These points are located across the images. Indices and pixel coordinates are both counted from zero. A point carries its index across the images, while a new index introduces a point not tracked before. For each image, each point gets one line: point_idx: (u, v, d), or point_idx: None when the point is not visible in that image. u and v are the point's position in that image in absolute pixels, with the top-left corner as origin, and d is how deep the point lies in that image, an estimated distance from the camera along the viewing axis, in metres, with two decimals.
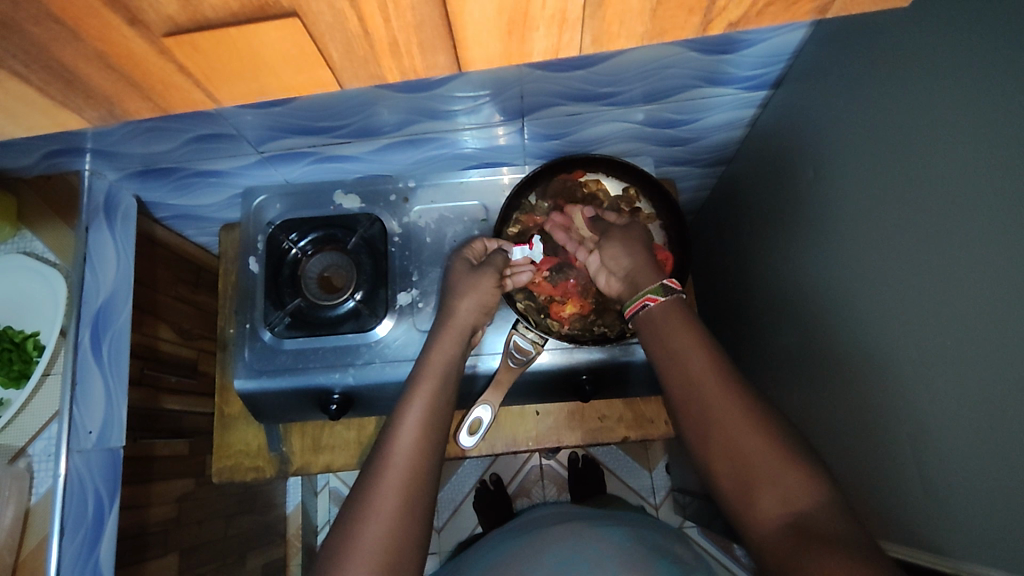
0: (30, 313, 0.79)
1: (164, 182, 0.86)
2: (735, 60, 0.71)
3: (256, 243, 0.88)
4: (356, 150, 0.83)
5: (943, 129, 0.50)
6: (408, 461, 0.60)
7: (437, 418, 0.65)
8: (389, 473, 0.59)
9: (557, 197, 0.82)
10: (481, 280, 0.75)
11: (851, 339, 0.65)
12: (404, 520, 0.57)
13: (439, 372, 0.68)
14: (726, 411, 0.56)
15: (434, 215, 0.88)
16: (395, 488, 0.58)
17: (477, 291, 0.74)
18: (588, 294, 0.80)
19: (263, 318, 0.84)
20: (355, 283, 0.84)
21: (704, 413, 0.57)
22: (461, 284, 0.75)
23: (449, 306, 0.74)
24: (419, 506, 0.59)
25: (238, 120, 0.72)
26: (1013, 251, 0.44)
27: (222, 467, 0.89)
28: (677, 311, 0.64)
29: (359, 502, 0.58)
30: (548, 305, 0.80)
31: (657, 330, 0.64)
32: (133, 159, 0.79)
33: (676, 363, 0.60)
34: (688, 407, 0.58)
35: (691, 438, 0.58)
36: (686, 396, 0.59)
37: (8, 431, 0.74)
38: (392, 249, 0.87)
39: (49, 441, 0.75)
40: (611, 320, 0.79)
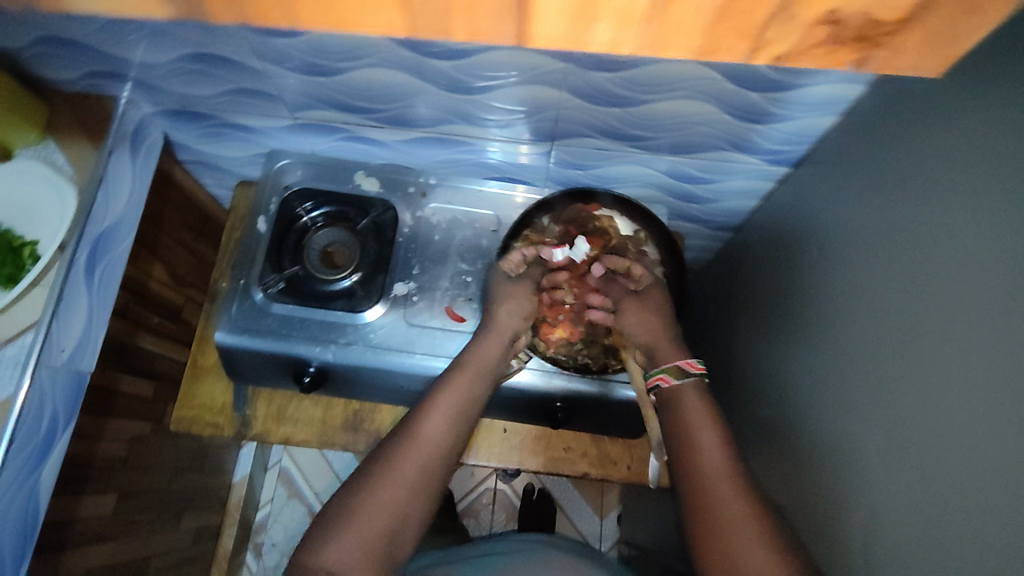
0: (35, 221, 0.78)
1: (195, 126, 0.88)
2: (764, 131, 0.74)
3: (268, 204, 0.88)
4: (388, 136, 0.84)
5: (941, 229, 0.52)
6: (423, 451, 0.64)
7: (466, 418, 0.68)
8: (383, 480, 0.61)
9: (569, 223, 0.82)
10: (520, 290, 0.77)
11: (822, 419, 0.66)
12: (386, 535, 0.59)
13: (475, 372, 0.70)
14: (719, 503, 0.59)
15: (448, 216, 0.89)
16: (389, 500, 0.60)
17: (522, 299, 0.77)
18: (580, 323, 0.80)
19: (258, 278, 0.84)
20: (355, 264, 0.85)
21: (704, 503, 0.59)
22: (509, 295, 0.76)
23: (491, 314, 0.75)
24: (421, 499, 0.62)
25: (280, 82, 0.75)
26: (982, 358, 0.45)
27: (182, 417, 0.89)
28: (692, 394, 0.67)
29: (351, 506, 0.60)
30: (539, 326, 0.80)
31: (670, 408, 0.67)
32: (170, 97, 0.81)
33: (687, 449, 0.63)
34: (693, 496, 0.61)
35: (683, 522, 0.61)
36: (686, 482, 0.62)
37: None
38: (400, 239, 0.88)
39: (24, 346, 0.73)
40: (597, 352, 0.80)
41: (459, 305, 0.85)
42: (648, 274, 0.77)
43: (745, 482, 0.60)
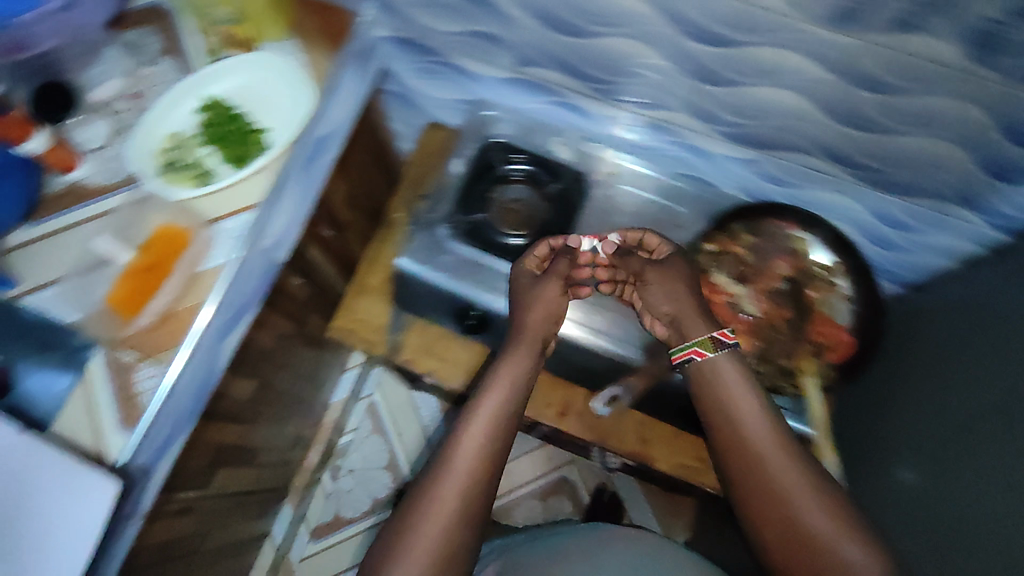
0: (267, 110, 0.80)
1: (417, 61, 0.91)
2: (1006, 192, 0.70)
3: (468, 148, 0.90)
4: (602, 110, 0.85)
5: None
6: (456, 483, 0.61)
7: (500, 434, 0.64)
8: (432, 510, 0.60)
9: (764, 239, 0.80)
10: (546, 282, 0.73)
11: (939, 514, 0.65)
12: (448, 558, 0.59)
13: (505, 386, 0.66)
14: (768, 468, 0.60)
15: (636, 202, 0.88)
16: (441, 525, 0.59)
17: (546, 296, 0.73)
18: (756, 338, 0.76)
19: (446, 215, 0.87)
20: (536, 227, 0.84)
21: (757, 472, 0.60)
22: (533, 294, 0.73)
23: (518, 320, 0.72)
24: (457, 534, 0.59)
25: (523, 33, 0.76)
26: None
27: (340, 327, 0.94)
28: (726, 364, 0.65)
29: (407, 527, 0.59)
30: None
31: (707, 380, 0.65)
32: (408, 27, 0.84)
33: (733, 426, 0.63)
34: (737, 466, 0.62)
35: (743, 509, 0.62)
36: (740, 461, 0.61)
37: (205, 202, 0.75)
38: (588, 206, 0.87)
39: (240, 226, 0.76)
40: (771, 373, 0.75)
41: None
42: (665, 244, 0.76)
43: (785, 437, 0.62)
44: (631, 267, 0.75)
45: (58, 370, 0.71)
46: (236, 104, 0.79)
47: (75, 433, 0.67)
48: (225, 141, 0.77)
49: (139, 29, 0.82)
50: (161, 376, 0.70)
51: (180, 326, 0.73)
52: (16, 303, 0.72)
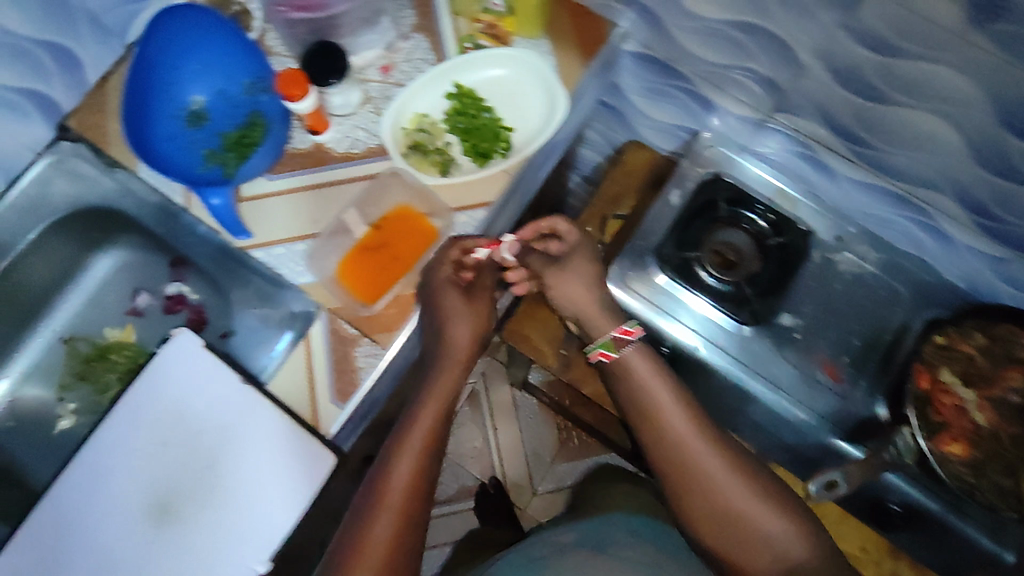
0: (514, 109, 0.78)
1: (653, 80, 0.87)
2: None
3: (688, 180, 0.87)
4: (847, 172, 0.80)
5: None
6: (414, 444, 0.63)
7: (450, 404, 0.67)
8: (401, 455, 0.62)
9: (998, 342, 0.75)
10: (444, 290, 0.70)
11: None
12: (423, 483, 0.62)
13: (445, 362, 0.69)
14: (699, 466, 0.63)
15: (855, 271, 0.83)
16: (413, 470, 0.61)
17: (467, 315, 0.71)
18: (978, 446, 0.73)
19: (657, 247, 0.84)
20: (753, 277, 0.82)
21: (683, 462, 0.64)
22: (445, 309, 0.70)
23: (445, 335, 0.70)
24: (418, 505, 0.61)
25: (803, 80, 0.72)
26: None
27: (514, 331, 0.94)
28: (636, 356, 0.71)
29: (378, 479, 0.61)
30: (936, 430, 0.73)
31: (629, 380, 0.70)
32: (665, 47, 0.80)
33: (654, 403, 0.67)
34: (667, 468, 0.64)
35: (666, 491, 0.65)
36: (658, 435, 0.66)
37: (444, 190, 0.75)
38: (810, 261, 0.83)
39: (472, 221, 0.74)
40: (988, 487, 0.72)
41: (840, 366, 0.80)
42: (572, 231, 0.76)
43: (704, 423, 0.66)
44: (531, 267, 0.77)
45: (277, 329, 0.73)
46: (487, 99, 0.78)
47: (290, 392, 0.70)
48: (473, 134, 0.77)
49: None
50: (377, 357, 0.69)
51: (401, 313, 0.71)
52: (248, 255, 0.74)
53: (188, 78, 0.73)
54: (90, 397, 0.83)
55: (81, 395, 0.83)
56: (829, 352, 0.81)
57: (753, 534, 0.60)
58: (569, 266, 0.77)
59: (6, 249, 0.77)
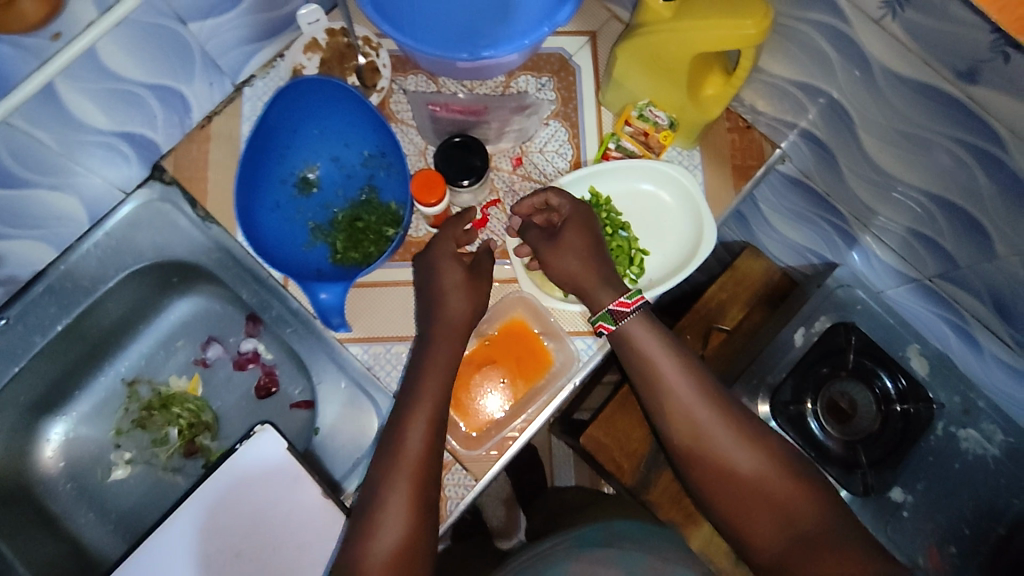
0: (651, 231, 0.71)
1: (793, 202, 0.80)
2: None
3: (815, 321, 0.81)
4: (996, 352, 0.72)
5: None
6: (419, 411, 0.57)
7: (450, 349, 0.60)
8: (415, 410, 0.57)
9: None
10: (446, 263, 0.62)
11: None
12: (439, 425, 0.57)
13: (430, 304, 0.62)
14: (706, 430, 0.57)
15: (979, 452, 0.77)
16: (426, 426, 0.56)
17: (468, 289, 0.62)
18: None
19: (771, 388, 0.79)
20: (867, 443, 0.76)
21: (689, 425, 0.57)
22: (442, 289, 0.61)
23: (440, 309, 0.61)
24: (435, 450, 0.56)
25: (984, 264, 0.65)
26: None
27: (593, 437, 0.85)
28: (638, 317, 0.60)
29: (390, 442, 0.56)
30: None
31: (622, 339, 0.60)
32: (829, 183, 0.73)
33: (650, 372, 0.59)
34: (667, 426, 0.58)
35: (668, 451, 0.59)
36: (657, 400, 0.59)
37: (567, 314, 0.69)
38: (929, 438, 0.77)
39: (588, 352, 0.68)
40: None
41: (942, 554, 0.76)
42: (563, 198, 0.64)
43: (698, 369, 0.59)
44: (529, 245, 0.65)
45: (365, 437, 0.67)
46: (624, 212, 0.71)
47: None
48: None
49: (544, 80, 0.73)
50: (467, 492, 0.64)
51: (497, 445, 0.65)
52: (343, 347, 0.68)
53: (304, 143, 0.70)
54: (146, 447, 0.78)
55: (139, 443, 0.78)
56: (936, 538, 0.76)
57: (769, 500, 0.55)
58: (568, 238, 0.63)
59: (85, 294, 0.70)
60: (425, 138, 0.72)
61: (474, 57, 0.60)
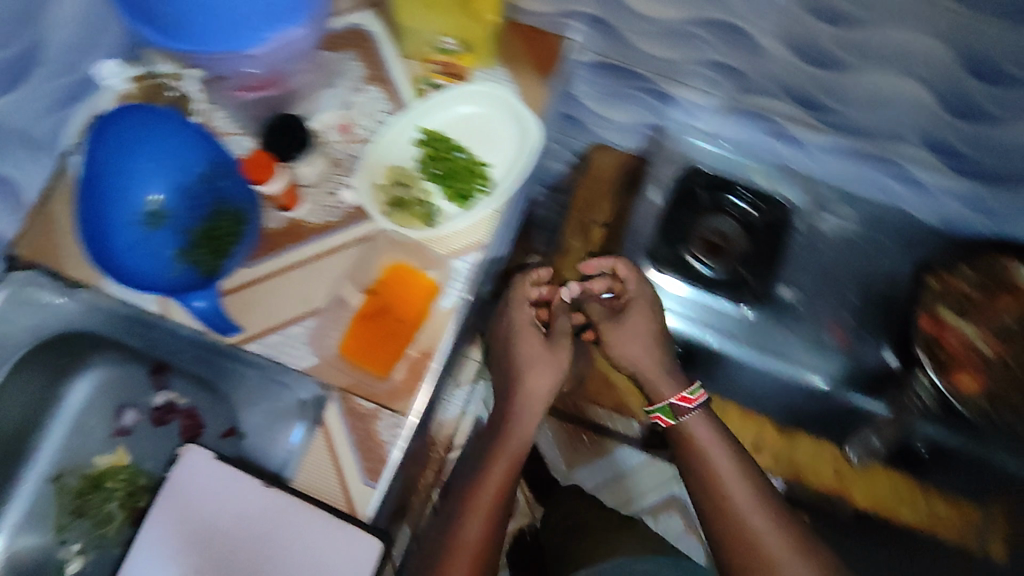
0: (485, 145, 0.77)
1: (609, 84, 0.89)
2: None
3: (667, 177, 0.90)
4: (815, 138, 0.83)
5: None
6: (494, 480, 0.71)
7: (529, 420, 0.75)
8: (492, 467, 0.72)
9: (989, 275, 0.77)
10: (526, 333, 0.77)
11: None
12: (503, 493, 0.71)
13: (530, 392, 0.75)
14: (733, 514, 0.67)
15: (838, 229, 0.87)
16: (495, 480, 0.71)
17: (551, 364, 0.76)
18: (988, 376, 0.76)
19: (648, 246, 0.86)
20: (744, 258, 0.83)
21: (721, 506, 0.68)
22: (523, 360, 0.76)
23: (524, 387, 0.75)
24: (488, 539, 0.69)
25: (763, 64, 0.74)
26: None
27: None
28: (698, 424, 0.73)
29: (476, 473, 0.73)
30: (948, 365, 0.75)
31: (695, 458, 0.72)
32: (623, 53, 0.82)
33: (717, 492, 0.69)
34: (722, 533, 0.68)
35: (715, 545, 0.68)
36: (719, 513, 0.68)
37: (437, 241, 0.72)
38: (793, 238, 0.86)
39: (468, 267, 0.72)
40: (1004, 414, 0.74)
41: (844, 327, 0.83)
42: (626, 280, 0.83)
43: (775, 500, 0.69)
44: (591, 314, 0.81)
45: (288, 419, 0.68)
46: (456, 138, 0.76)
47: (321, 487, 0.65)
48: (450, 177, 0.75)
49: (344, 53, 0.78)
50: (401, 427, 0.66)
51: (415, 376, 0.67)
52: (242, 348, 0.70)
53: (140, 175, 0.68)
54: (91, 531, 0.73)
55: (83, 530, 0.73)
56: (833, 314, 0.84)
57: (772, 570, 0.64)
58: (625, 322, 0.78)
59: None
60: (252, 137, 0.75)
61: (263, 42, 0.65)
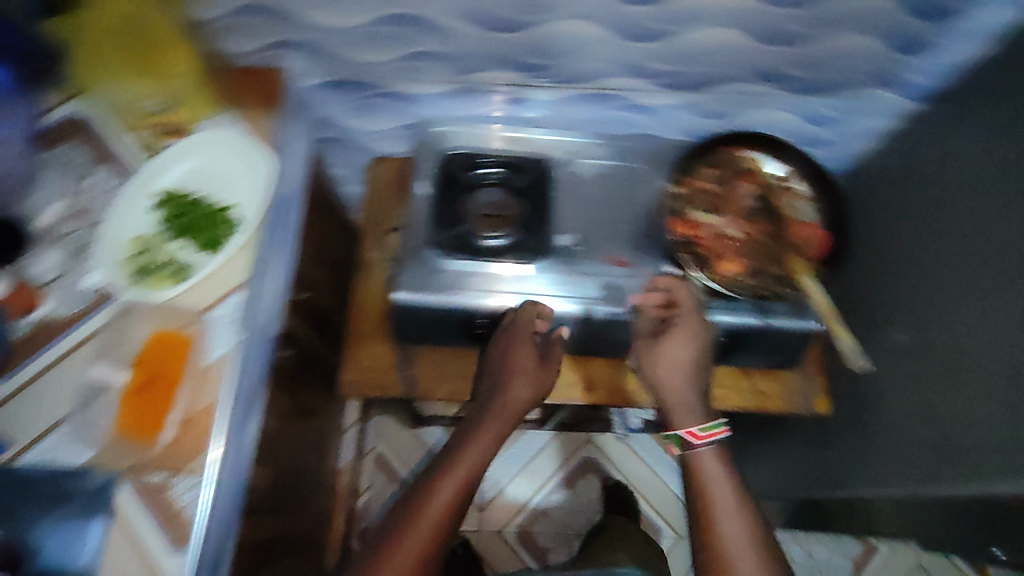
0: (225, 188, 0.79)
1: (351, 99, 0.91)
2: (909, 64, 0.79)
3: (430, 168, 0.89)
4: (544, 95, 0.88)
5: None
6: (428, 506, 0.73)
7: (486, 446, 0.80)
8: (446, 479, 0.76)
9: (721, 166, 0.87)
10: (521, 345, 0.84)
11: (916, 430, 0.74)
12: (451, 509, 0.74)
13: (506, 396, 0.83)
14: (732, 529, 0.70)
15: (595, 170, 0.93)
16: (454, 484, 0.75)
17: (533, 379, 0.84)
18: (746, 257, 0.82)
19: (427, 237, 0.86)
20: (515, 221, 0.87)
21: (732, 516, 0.71)
22: (514, 359, 0.84)
23: (508, 385, 0.84)
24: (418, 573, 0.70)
25: (459, 42, 0.78)
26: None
27: (350, 382, 0.91)
28: (710, 456, 0.75)
29: (425, 486, 0.76)
30: (710, 261, 0.82)
31: (695, 469, 0.75)
32: (344, 67, 0.85)
33: (695, 489, 0.73)
34: (698, 516, 0.72)
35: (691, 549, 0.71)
36: (700, 514, 0.72)
37: (194, 292, 0.72)
38: (555, 193, 0.91)
39: (228, 312, 0.73)
40: (767, 282, 0.81)
41: (622, 252, 0.89)
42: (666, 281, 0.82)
43: (751, 514, 0.72)
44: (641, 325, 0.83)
45: (79, 519, 0.63)
46: (196, 187, 0.78)
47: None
48: (194, 227, 0.75)
49: (63, 144, 0.78)
50: (199, 485, 0.65)
51: (202, 430, 0.68)
52: (17, 464, 0.65)
53: None
54: None
55: None
56: (612, 246, 0.89)
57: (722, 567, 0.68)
58: (665, 345, 0.79)
59: None
60: None
61: None
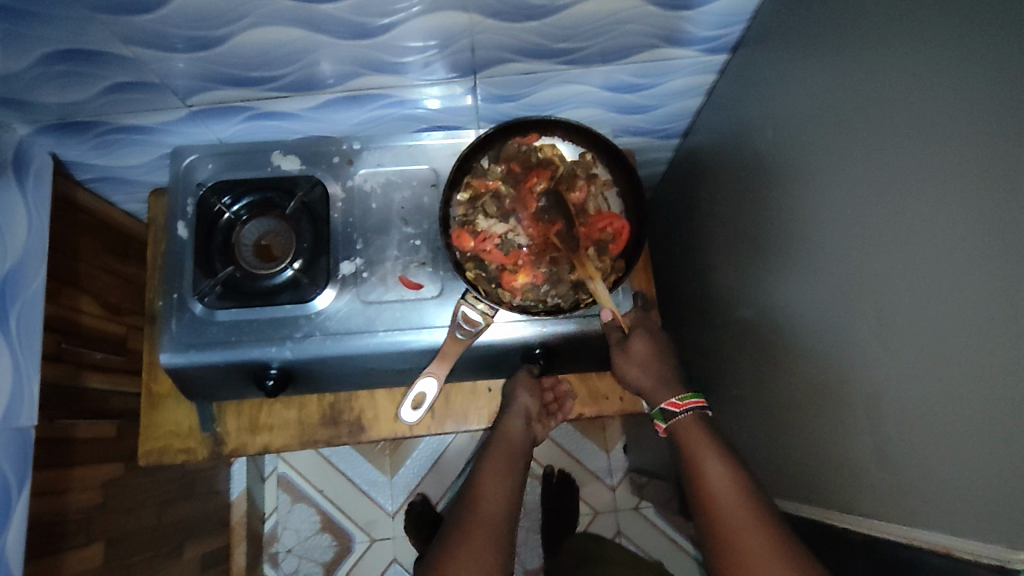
0: None
1: (82, 141, 0.78)
2: (695, 17, 0.66)
3: (185, 207, 0.79)
4: (294, 106, 0.76)
5: (930, 51, 0.44)
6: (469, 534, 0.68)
7: (507, 476, 0.74)
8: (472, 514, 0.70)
9: (510, 161, 0.75)
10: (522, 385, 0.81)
11: (780, 411, 0.69)
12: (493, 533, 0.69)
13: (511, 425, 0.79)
14: (726, 505, 0.63)
15: (381, 179, 0.81)
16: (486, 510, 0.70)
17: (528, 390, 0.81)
18: (541, 264, 0.73)
19: (192, 287, 0.76)
20: (293, 252, 0.77)
21: (723, 494, 0.64)
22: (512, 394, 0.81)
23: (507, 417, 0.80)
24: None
25: (163, 67, 0.65)
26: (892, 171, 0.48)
27: (149, 449, 0.83)
28: (695, 428, 0.70)
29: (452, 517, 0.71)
30: (500, 275, 0.74)
31: (680, 435, 0.70)
32: (48, 111, 0.71)
33: (705, 473, 0.66)
34: (705, 507, 0.65)
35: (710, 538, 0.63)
36: (704, 502, 0.65)
37: None
38: (335, 216, 0.80)
39: None
40: (564, 290, 0.73)
41: (413, 273, 0.78)
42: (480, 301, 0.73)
43: (744, 485, 0.64)
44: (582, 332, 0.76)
45: None
46: None
47: None
48: None
49: None
50: None
51: None
52: None
53: None
54: None
55: None
56: (403, 262, 0.79)
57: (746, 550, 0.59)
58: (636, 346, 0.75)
59: None
60: None
61: None
